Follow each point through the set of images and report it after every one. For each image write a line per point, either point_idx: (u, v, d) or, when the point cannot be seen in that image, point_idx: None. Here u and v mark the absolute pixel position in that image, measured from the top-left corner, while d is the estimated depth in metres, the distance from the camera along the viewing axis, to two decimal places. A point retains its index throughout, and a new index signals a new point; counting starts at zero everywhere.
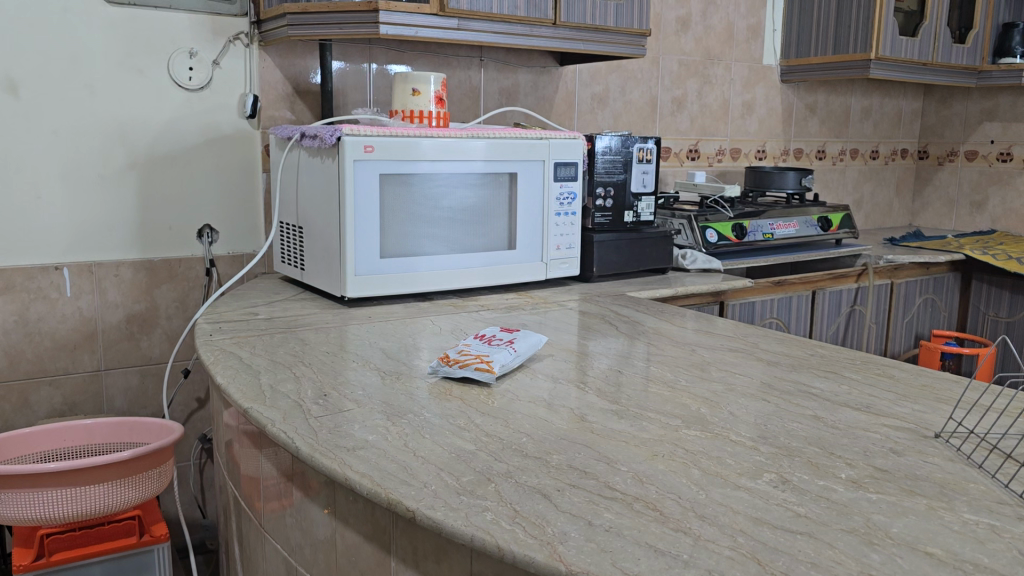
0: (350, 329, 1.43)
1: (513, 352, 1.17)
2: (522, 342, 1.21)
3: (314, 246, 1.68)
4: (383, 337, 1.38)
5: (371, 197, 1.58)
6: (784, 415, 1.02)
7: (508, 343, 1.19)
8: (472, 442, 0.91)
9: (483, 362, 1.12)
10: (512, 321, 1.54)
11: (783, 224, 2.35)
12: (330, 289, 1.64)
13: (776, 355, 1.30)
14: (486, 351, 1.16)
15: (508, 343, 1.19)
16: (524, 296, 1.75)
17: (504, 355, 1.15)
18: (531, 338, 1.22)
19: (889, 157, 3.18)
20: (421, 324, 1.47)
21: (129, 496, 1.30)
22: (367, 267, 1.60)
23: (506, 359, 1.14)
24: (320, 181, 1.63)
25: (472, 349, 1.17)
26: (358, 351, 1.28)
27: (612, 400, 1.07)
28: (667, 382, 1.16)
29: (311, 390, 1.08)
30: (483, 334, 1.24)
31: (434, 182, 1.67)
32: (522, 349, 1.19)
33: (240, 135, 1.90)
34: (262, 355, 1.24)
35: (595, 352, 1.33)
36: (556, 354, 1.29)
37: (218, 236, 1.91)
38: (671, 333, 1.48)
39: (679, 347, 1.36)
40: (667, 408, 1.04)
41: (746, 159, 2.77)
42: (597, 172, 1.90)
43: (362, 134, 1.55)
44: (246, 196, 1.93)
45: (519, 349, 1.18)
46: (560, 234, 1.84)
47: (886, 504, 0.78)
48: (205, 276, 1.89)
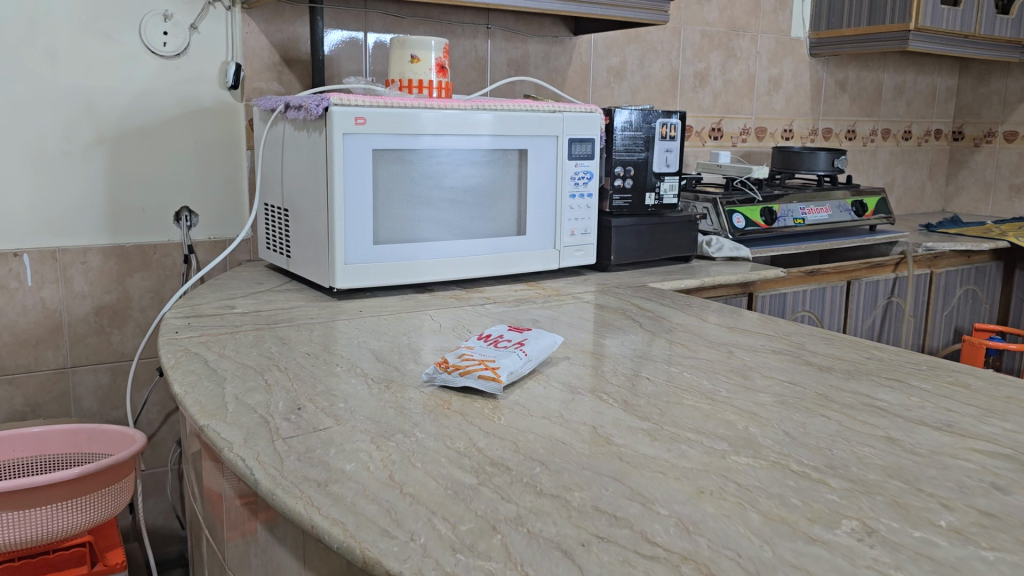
0: (337, 325, 1.26)
1: (522, 356, 1.00)
2: (531, 342, 1.04)
3: (300, 231, 1.51)
4: (374, 335, 1.20)
5: (363, 175, 1.40)
6: (851, 435, 0.85)
7: (515, 344, 1.02)
8: (473, 474, 0.73)
9: (486, 369, 0.95)
10: (521, 316, 1.36)
11: (814, 209, 2.17)
12: (318, 279, 1.46)
13: (827, 359, 1.12)
14: (491, 355, 0.99)
15: (515, 345, 1.02)
16: (535, 287, 1.58)
17: (512, 358, 0.98)
18: (541, 340, 1.05)
19: (922, 138, 2.98)
20: (418, 320, 1.29)
21: (78, 519, 1.14)
22: (359, 254, 1.43)
23: (513, 364, 0.97)
24: (307, 158, 1.45)
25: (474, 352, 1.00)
26: (344, 352, 1.11)
27: (641, 415, 0.89)
28: (705, 391, 0.98)
29: (283, 403, 0.91)
30: (489, 332, 1.07)
31: (434, 160, 1.49)
32: (533, 351, 1.02)
33: (221, 108, 1.73)
34: (232, 359, 1.07)
35: (617, 353, 1.16)
36: (573, 356, 1.12)
37: (197, 220, 1.74)
38: (701, 330, 1.30)
39: (712, 347, 1.18)
40: (708, 426, 0.86)
41: (772, 139, 2.58)
42: (615, 149, 1.71)
43: (352, 104, 1.37)
44: (228, 176, 1.76)
45: (529, 352, 1.01)
46: (574, 218, 1.66)
47: (1008, 565, 0.60)
48: (183, 263, 1.72)
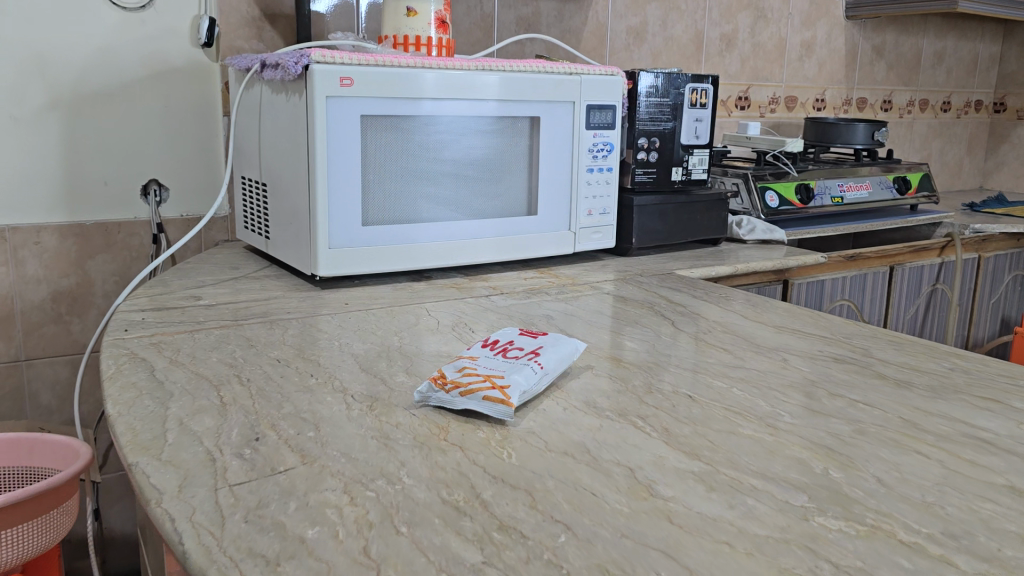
0: (318, 322, 1.07)
1: (535, 369, 0.81)
2: (547, 351, 0.85)
3: (279, 210, 1.32)
4: (360, 335, 1.02)
5: (349, 146, 1.21)
6: (962, 482, 0.66)
7: (527, 354, 0.83)
8: (476, 546, 0.55)
9: (490, 387, 0.77)
10: (533, 311, 1.17)
11: (854, 186, 1.97)
12: (298, 265, 1.27)
13: (902, 370, 0.93)
14: (498, 367, 0.80)
15: (526, 355, 0.83)
16: (547, 275, 1.39)
17: (523, 373, 0.79)
18: (557, 349, 0.86)
19: (962, 110, 2.77)
20: (412, 316, 1.11)
21: (5, 556, 0.97)
22: (346, 237, 1.24)
23: (524, 379, 0.79)
24: (285, 124, 1.26)
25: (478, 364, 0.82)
26: (321, 359, 0.92)
27: (689, 451, 0.71)
28: (763, 416, 0.79)
29: (237, 430, 0.73)
30: (497, 337, 0.88)
31: (432, 128, 1.29)
32: (548, 362, 0.83)
33: (192, 69, 1.53)
34: (185, 368, 0.89)
35: (647, 356, 0.97)
36: (596, 364, 0.93)
37: (167, 195, 1.55)
38: (741, 324, 1.11)
39: (762, 352, 0.99)
40: (777, 469, 0.68)
41: (802, 109, 2.37)
42: (639, 117, 1.51)
43: (336, 62, 1.17)
44: (201, 144, 1.57)
45: (544, 364, 0.82)
46: (591, 195, 1.47)
47: None
48: (151, 244, 1.54)
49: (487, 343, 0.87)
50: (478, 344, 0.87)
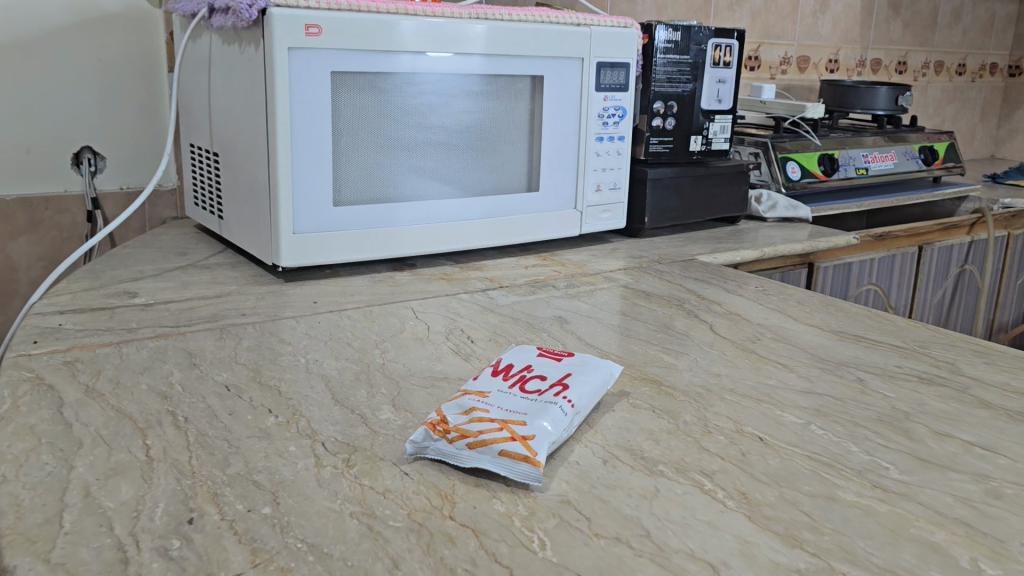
0: (281, 329, 0.87)
1: (565, 410, 0.61)
2: (577, 383, 0.65)
3: (234, 185, 1.11)
4: (333, 348, 0.82)
5: (317, 108, 1.00)
6: None
7: (552, 387, 0.64)
8: None
9: (506, 436, 0.57)
10: (540, 310, 0.98)
11: (878, 156, 1.79)
12: (258, 252, 1.06)
13: (1009, 395, 0.75)
14: (516, 407, 0.61)
15: (550, 388, 0.64)
16: (551, 262, 1.19)
17: (549, 415, 0.60)
18: (589, 378, 0.66)
19: (977, 73, 2.59)
20: (397, 320, 0.91)
21: None
22: (313, 219, 1.03)
23: (552, 426, 0.59)
24: (240, 82, 1.04)
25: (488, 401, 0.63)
26: (283, 386, 0.72)
27: (783, 534, 0.52)
28: (863, 469, 0.61)
29: (164, 506, 0.53)
30: (510, 361, 0.68)
31: (416, 88, 1.08)
32: (580, 400, 0.63)
33: (130, 15, 1.30)
34: (105, 401, 0.68)
35: (692, 376, 0.78)
36: (632, 389, 0.74)
37: (104, 165, 1.33)
38: (794, 329, 0.92)
39: (830, 369, 0.80)
40: (909, 564, 0.49)
41: (815, 70, 2.18)
42: (655, 78, 1.31)
43: (300, 5, 0.96)
44: (143, 105, 1.34)
45: (575, 403, 0.63)
46: (600, 167, 1.27)
47: None
48: (86, 222, 1.32)
49: (497, 371, 0.67)
50: (485, 372, 0.67)
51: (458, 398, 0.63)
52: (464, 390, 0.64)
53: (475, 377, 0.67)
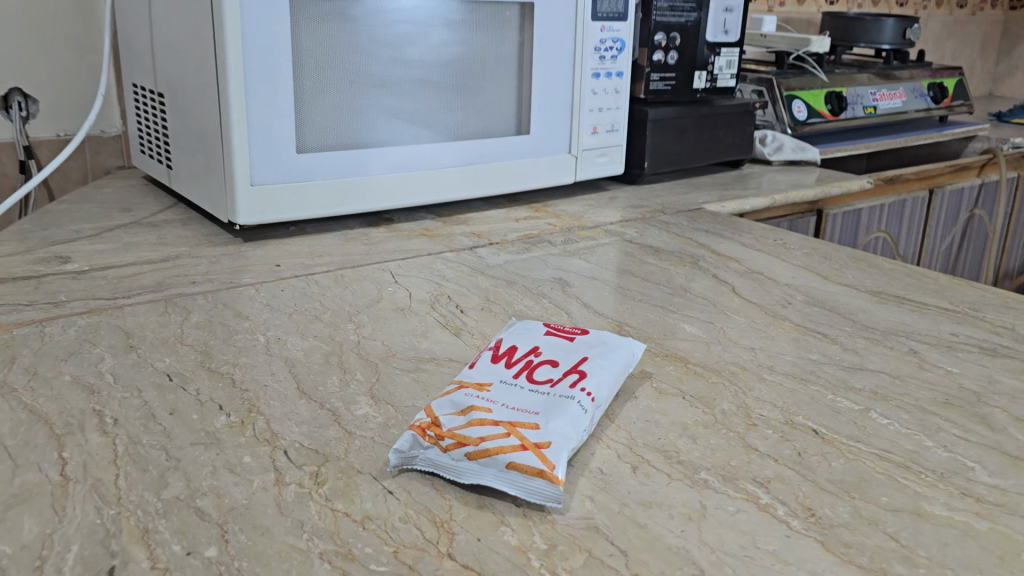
0: (237, 299, 0.74)
1: (585, 407, 0.50)
2: (595, 369, 0.53)
3: (182, 130, 0.97)
4: (298, 323, 0.69)
5: (274, 39, 0.85)
6: None
7: (566, 377, 0.52)
8: None
9: (516, 443, 0.46)
10: (537, 270, 0.85)
11: (886, 94, 1.68)
12: (211, 208, 0.93)
13: None
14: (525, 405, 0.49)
15: (564, 378, 0.52)
16: (544, 214, 1.07)
17: (566, 414, 0.48)
18: (608, 363, 0.55)
19: (977, 6, 2.46)
20: (375, 287, 0.78)
21: None
22: (274, 168, 0.90)
23: (571, 430, 0.47)
24: (183, 9, 0.89)
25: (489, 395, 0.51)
26: (238, 373, 0.60)
27: (870, 567, 0.41)
28: (947, 471, 0.50)
29: (78, 550, 0.41)
30: (511, 343, 0.57)
31: (388, 16, 0.94)
32: (600, 393, 0.52)
33: None
34: (16, 399, 0.56)
35: (722, 352, 0.66)
36: (654, 371, 0.62)
37: (36, 109, 1.17)
38: (827, 291, 0.81)
39: (877, 339, 0.70)
40: None
41: (813, 2, 2.04)
42: (656, 6, 1.17)
43: None
44: (79, 40, 1.18)
45: (595, 397, 0.51)
46: (596, 107, 1.14)
47: None
48: (18, 174, 1.17)
49: (497, 355, 0.55)
50: (483, 356, 0.56)
51: (452, 392, 0.51)
52: (458, 381, 0.52)
53: (471, 363, 0.55)
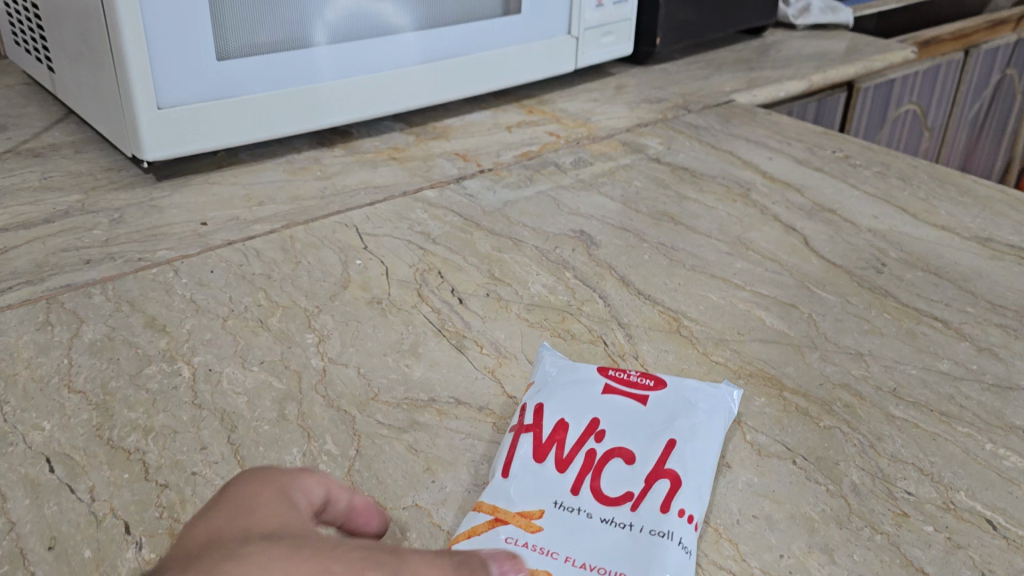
0: (151, 292, 0.54)
1: (686, 547, 0.35)
2: (689, 465, 0.38)
3: (60, 25, 0.72)
4: (237, 334, 0.50)
5: None
6: None
7: (652, 489, 0.37)
8: None
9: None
10: (550, 215, 0.66)
11: None
12: (111, 134, 0.71)
13: None
14: (600, 556, 0.34)
15: (649, 492, 0.37)
16: (542, 120, 0.85)
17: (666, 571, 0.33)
18: (704, 445, 0.39)
19: None
20: (340, 257, 0.59)
21: None
22: (188, 82, 0.67)
23: None
24: None
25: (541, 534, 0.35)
26: (154, 450, 0.41)
27: None
28: None
29: None
30: (558, 415, 0.40)
31: None
32: (700, 509, 0.37)
33: None
34: None
35: (821, 364, 0.49)
36: (742, 411, 0.45)
37: None
38: (923, 243, 0.63)
39: (1014, 330, 0.53)
40: None
41: None
42: None
43: None
44: None
45: (695, 519, 0.36)
46: None
47: None
48: None
49: (541, 441, 0.39)
50: (519, 443, 0.39)
51: (485, 530, 0.36)
52: (491, 506, 0.36)
53: (502, 457, 0.39)
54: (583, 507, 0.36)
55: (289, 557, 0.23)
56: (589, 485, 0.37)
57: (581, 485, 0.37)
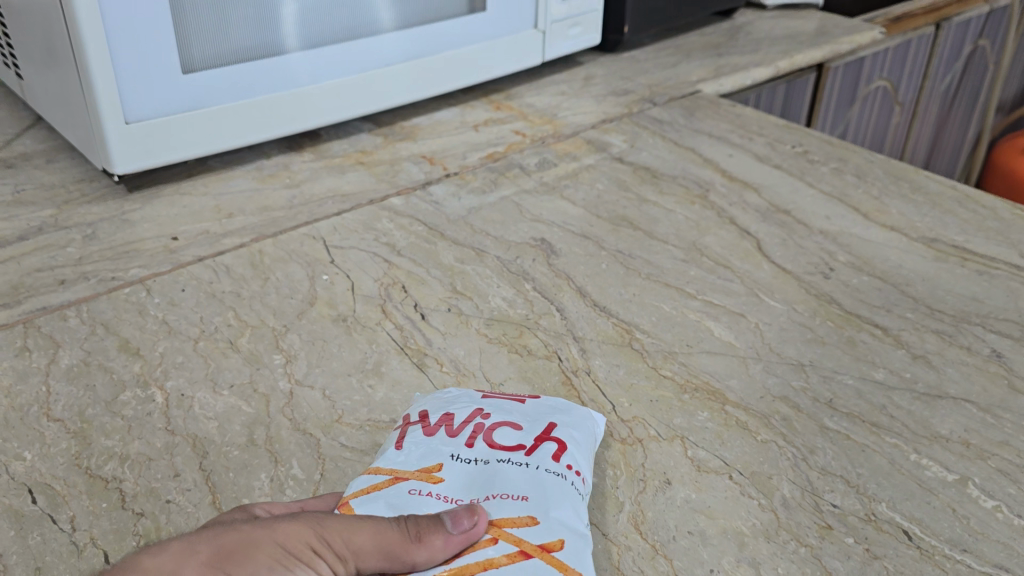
0: (125, 313, 0.56)
1: (580, 492, 0.40)
2: (572, 439, 0.43)
3: (27, 37, 0.73)
4: (208, 355, 0.52)
5: None
6: None
7: (542, 445, 0.41)
8: None
9: (512, 550, 0.36)
10: (514, 221, 0.68)
11: None
12: (82, 147, 0.72)
13: None
14: (498, 488, 0.39)
15: (541, 446, 0.41)
16: (509, 117, 0.87)
17: (565, 500, 0.38)
18: (581, 430, 0.44)
19: None
20: (307, 272, 0.61)
21: None
22: (155, 98, 0.69)
23: (574, 520, 0.38)
24: None
25: (442, 484, 0.39)
26: (130, 477, 0.44)
27: None
28: None
29: None
30: (443, 408, 0.45)
31: None
32: (584, 466, 0.42)
33: None
34: None
35: (763, 375, 0.52)
36: (685, 426, 0.48)
37: None
38: (871, 244, 0.66)
39: (949, 335, 0.56)
40: None
41: None
42: None
43: None
44: None
45: (581, 471, 0.41)
46: None
47: None
48: None
49: (429, 425, 0.43)
50: (408, 431, 0.43)
51: (386, 486, 0.39)
52: (388, 470, 0.40)
53: (394, 440, 0.43)
54: (476, 458, 0.41)
55: (189, 538, 0.32)
56: (480, 440, 0.42)
57: (473, 441, 0.42)
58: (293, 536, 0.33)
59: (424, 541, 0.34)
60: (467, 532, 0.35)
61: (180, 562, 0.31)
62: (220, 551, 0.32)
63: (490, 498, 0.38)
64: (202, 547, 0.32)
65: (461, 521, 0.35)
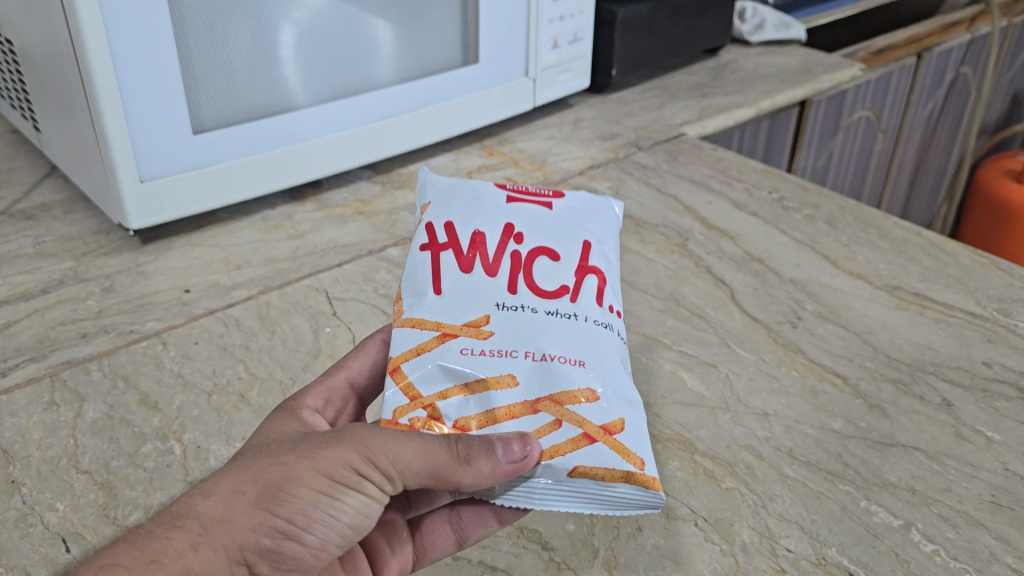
0: (144, 366, 0.61)
1: (618, 334, 0.46)
2: (603, 265, 0.48)
3: (48, 99, 0.78)
4: (221, 408, 0.57)
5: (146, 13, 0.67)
6: None
7: (583, 284, 0.46)
8: None
9: (576, 436, 0.41)
10: None
11: None
12: (99, 203, 0.77)
13: None
14: (551, 345, 0.43)
15: (582, 286, 0.46)
16: (501, 163, 0.92)
17: (612, 354, 0.44)
18: (606, 250, 0.49)
19: None
20: (311, 325, 0.65)
21: None
22: (169, 160, 0.73)
23: (620, 380, 0.43)
24: None
25: (492, 334, 0.43)
26: None
27: None
28: None
29: None
30: (472, 228, 0.47)
31: None
32: (614, 298, 0.48)
33: None
34: None
35: (731, 426, 0.57)
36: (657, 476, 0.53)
37: None
38: (838, 292, 0.71)
39: (904, 384, 0.60)
40: None
41: None
42: None
43: None
44: None
45: (616, 306, 0.47)
46: (557, 17, 0.95)
47: None
48: None
49: (463, 253, 0.46)
50: (443, 258, 0.46)
51: (437, 343, 0.43)
52: (435, 322, 0.43)
53: (432, 275, 0.45)
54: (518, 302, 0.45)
55: (241, 472, 0.38)
56: (522, 284, 0.45)
57: (515, 284, 0.45)
58: (336, 461, 0.38)
59: (471, 464, 0.38)
60: (516, 461, 0.38)
61: (229, 507, 0.37)
62: (269, 482, 0.38)
63: (546, 359, 0.43)
64: (250, 487, 0.37)
65: (511, 451, 0.38)
